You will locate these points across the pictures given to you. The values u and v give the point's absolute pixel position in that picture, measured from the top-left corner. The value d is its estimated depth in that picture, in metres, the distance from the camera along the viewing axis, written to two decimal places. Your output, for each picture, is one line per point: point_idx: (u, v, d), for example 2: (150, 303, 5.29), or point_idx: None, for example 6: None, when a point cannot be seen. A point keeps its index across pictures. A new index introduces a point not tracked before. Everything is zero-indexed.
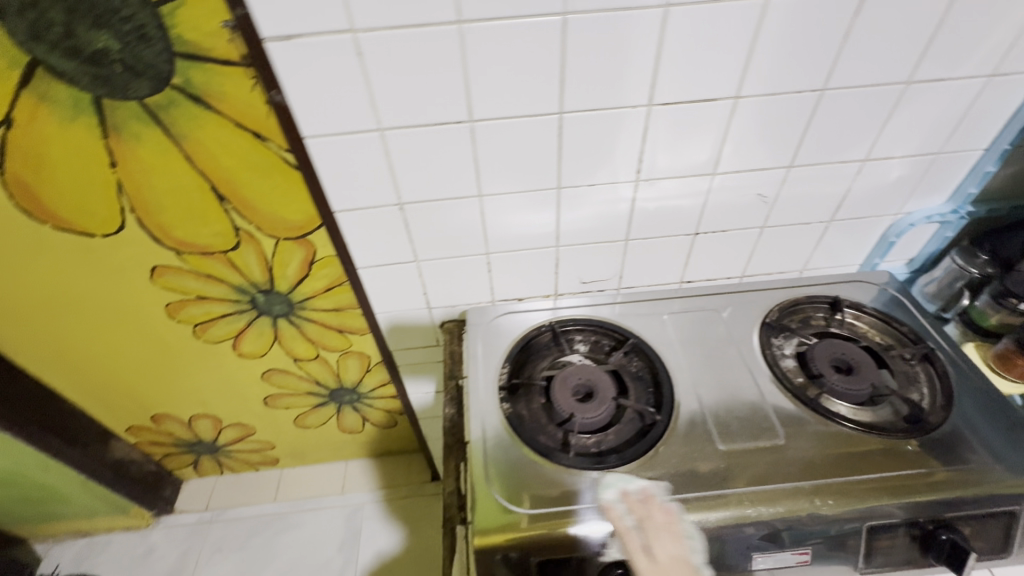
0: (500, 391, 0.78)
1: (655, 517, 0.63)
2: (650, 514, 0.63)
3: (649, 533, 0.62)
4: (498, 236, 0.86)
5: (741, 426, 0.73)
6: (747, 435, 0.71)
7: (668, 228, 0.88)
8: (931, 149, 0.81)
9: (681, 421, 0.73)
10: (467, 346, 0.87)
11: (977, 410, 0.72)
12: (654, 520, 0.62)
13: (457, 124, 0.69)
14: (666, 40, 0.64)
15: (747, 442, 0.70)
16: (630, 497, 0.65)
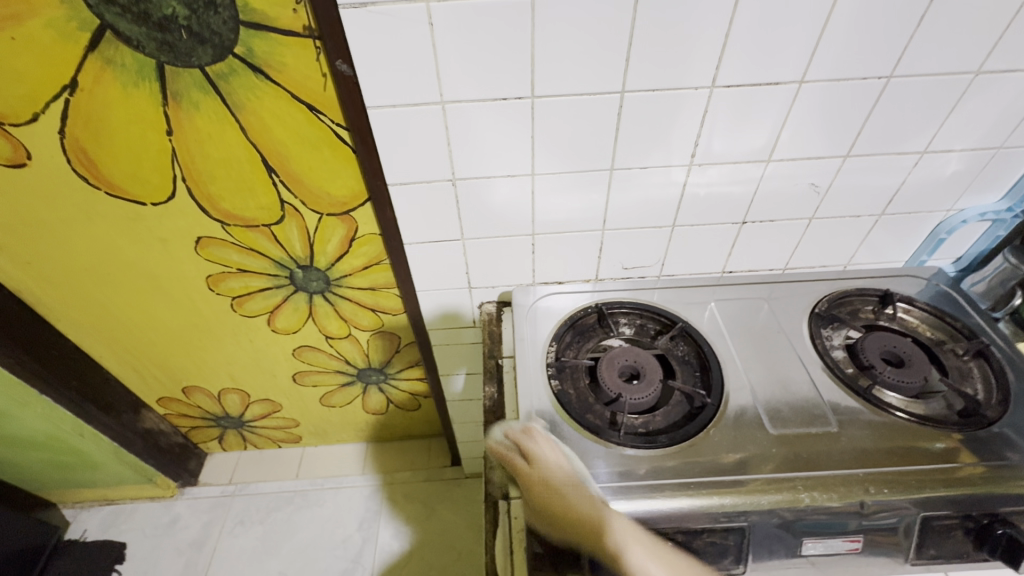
0: (548, 369, 0.78)
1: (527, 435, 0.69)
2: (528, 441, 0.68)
3: (528, 455, 0.67)
4: (546, 217, 0.86)
5: (790, 415, 0.73)
6: (797, 424, 0.72)
7: (716, 215, 0.88)
8: (993, 143, 0.80)
9: (730, 407, 0.74)
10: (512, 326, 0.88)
11: None
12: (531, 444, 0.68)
13: (519, 99, 0.70)
14: (735, 21, 0.64)
15: (796, 428, 0.71)
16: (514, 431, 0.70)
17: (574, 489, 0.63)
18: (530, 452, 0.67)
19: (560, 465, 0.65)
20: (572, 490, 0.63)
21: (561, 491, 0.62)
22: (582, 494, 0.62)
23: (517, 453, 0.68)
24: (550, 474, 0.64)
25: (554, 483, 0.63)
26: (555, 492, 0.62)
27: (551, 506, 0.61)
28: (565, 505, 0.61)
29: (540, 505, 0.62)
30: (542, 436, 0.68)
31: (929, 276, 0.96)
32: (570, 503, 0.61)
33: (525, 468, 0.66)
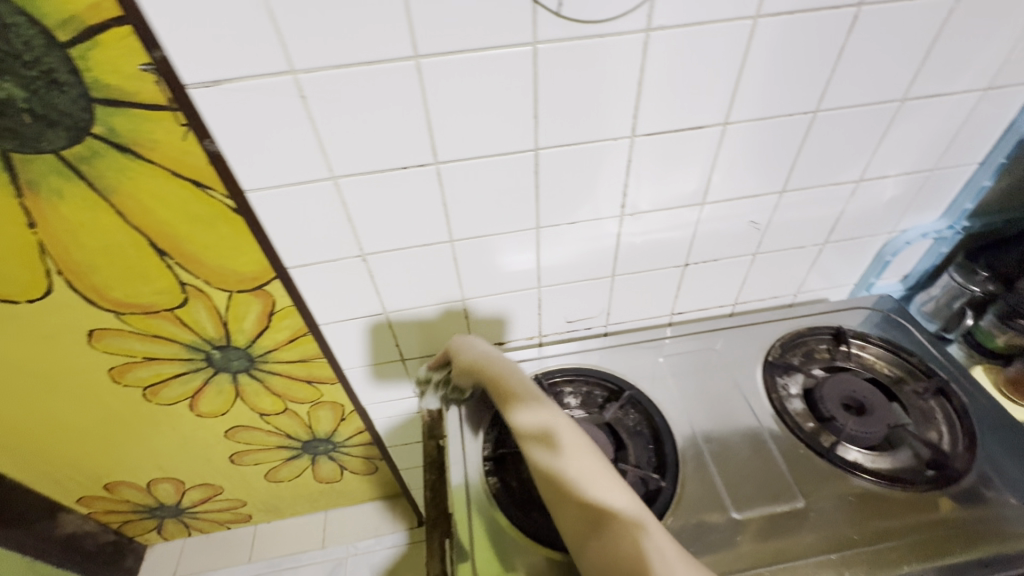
0: (485, 465, 0.69)
1: (489, 351, 0.71)
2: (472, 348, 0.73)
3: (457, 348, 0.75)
4: (474, 281, 0.78)
5: (753, 484, 0.65)
6: (764, 497, 0.64)
7: (656, 260, 0.82)
8: (927, 165, 0.77)
9: (689, 487, 0.65)
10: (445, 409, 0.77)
11: (1001, 451, 0.67)
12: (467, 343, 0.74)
13: (421, 167, 0.62)
14: (648, 68, 0.58)
15: (767, 506, 0.63)
16: (522, 392, 0.64)
17: (572, 460, 0.56)
18: (530, 403, 0.62)
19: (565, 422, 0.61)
20: (572, 456, 0.57)
21: (555, 449, 0.57)
22: (582, 463, 0.56)
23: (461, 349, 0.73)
24: (549, 426, 0.60)
25: (548, 454, 0.57)
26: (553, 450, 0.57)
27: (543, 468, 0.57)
28: (559, 478, 0.56)
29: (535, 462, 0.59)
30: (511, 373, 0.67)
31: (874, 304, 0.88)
32: (567, 478, 0.55)
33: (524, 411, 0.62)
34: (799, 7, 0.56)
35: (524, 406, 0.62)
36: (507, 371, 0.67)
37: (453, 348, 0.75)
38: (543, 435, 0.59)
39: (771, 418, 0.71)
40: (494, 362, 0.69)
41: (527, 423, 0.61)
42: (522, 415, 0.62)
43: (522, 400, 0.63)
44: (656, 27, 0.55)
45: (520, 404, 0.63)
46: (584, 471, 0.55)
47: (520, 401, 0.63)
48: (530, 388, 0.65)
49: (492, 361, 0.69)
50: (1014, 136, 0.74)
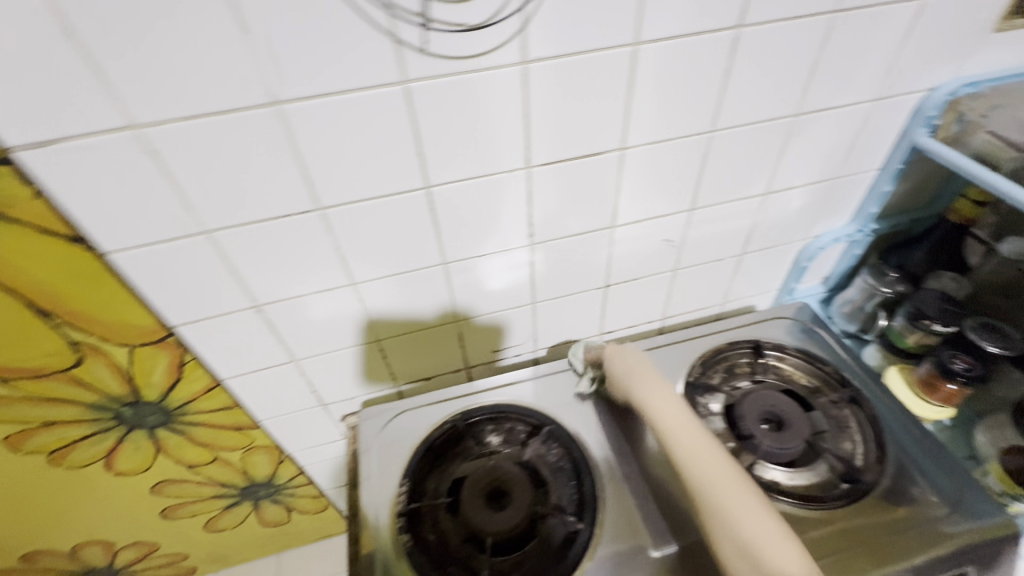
0: (398, 521, 0.63)
1: (641, 367, 0.68)
2: (626, 359, 0.70)
3: (608, 356, 0.73)
4: (386, 321, 0.75)
5: (653, 521, 0.62)
6: (662, 535, 0.61)
7: (576, 284, 0.81)
8: (829, 175, 0.78)
9: (608, 527, 0.62)
10: (359, 463, 0.70)
11: (908, 456, 0.68)
12: (621, 353, 0.72)
13: (304, 214, 0.58)
14: (532, 99, 0.56)
15: (668, 545, 0.60)
16: (679, 427, 0.60)
17: (746, 518, 0.51)
18: (688, 439, 0.58)
19: (729, 464, 0.56)
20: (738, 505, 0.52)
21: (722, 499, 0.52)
22: (756, 523, 0.50)
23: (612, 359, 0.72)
24: (712, 470, 0.55)
25: (720, 508, 0.52)
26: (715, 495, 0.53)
27: (704, 513, 0.54)
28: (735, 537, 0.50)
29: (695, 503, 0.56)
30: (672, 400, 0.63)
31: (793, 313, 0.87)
32: (744, 540, 0.50)
33: (682, 446, 0.58)
34: (677, 32, 0.55)
35: (682, 444, 0.58)
36: (665, 396, 0.63)
37: (607, 357, 0.73)
38: (706, 479, 0.55)
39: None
40: (649, 381, 0.65)
41: (687, 461, 0.57)
42: (678, 451, 0.58)
43: (682, 436, 0.59)
44: (532, 59, 0.53)
45: (678, 441, 0.59)
46: (751, 528, 0.50)
47: (677, 438, 0.59)
48: (688, 420, 0.60)
49: (643, 381, 0.66)
50: (907, 143, 0.75)
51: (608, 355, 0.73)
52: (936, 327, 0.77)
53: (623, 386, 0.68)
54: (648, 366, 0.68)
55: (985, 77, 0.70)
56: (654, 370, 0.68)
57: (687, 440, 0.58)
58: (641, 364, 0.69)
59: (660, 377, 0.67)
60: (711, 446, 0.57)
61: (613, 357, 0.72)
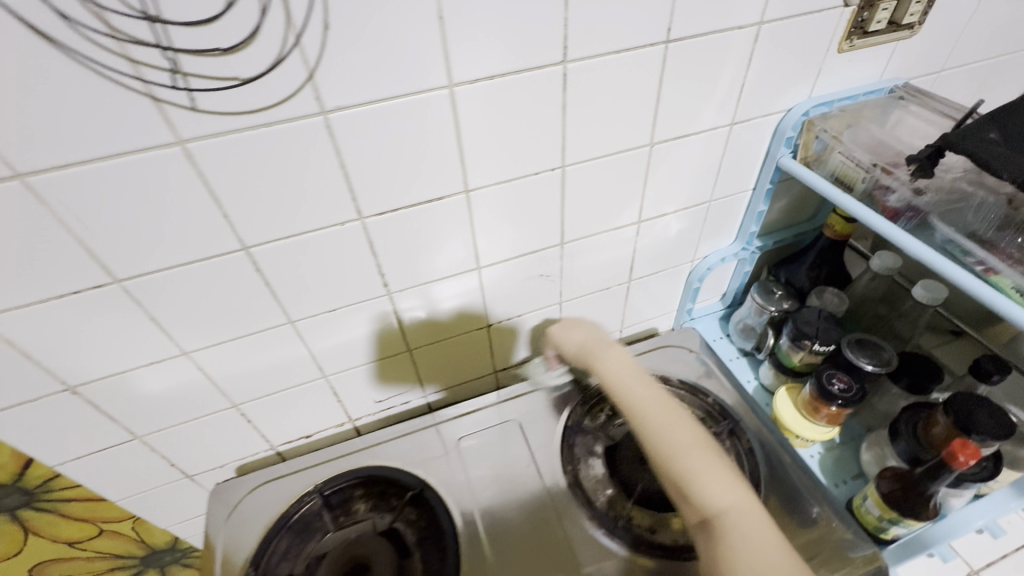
0: None
1: (589, 332, 0.68)
2: (581, 329, 0.69)
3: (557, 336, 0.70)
4: (238, 386, 0.69)
5: (587, 543, 0.62)
6: (615, 536, 0.62)
7: (453, 328, 0.76)
8: (702, 199, 0.77)
9: None
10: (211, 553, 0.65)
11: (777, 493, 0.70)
12: (578, 327, 0.69)
13: (99, 287, 0.52)
14: (344, 150, 0.51)
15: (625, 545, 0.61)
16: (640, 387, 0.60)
17: (688, 452, 0.53)
18: (647, 397, 0.59)
19: (686, 418, 0.57)
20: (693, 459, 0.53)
21: (668, 438, 0.55)
22: (694, 458, 0.53)
23: (561, 333, 0.69)
24: (669, 424, 0.56)
25: (662, 442, 0.55)
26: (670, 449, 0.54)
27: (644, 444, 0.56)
28: (675, 470, 0.53)
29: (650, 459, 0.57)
30: (618, 352, 0.64)
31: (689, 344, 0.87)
32: (685, 474, 0.52)
33: (643, 405, 0.58)
34: (494, 71, 0.51)
35: (643, 403, 0.58)
36: (623, 359, 0.63)
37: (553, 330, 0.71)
38: (664, 434, 0.55)
39: (563, 491, 0.67)
40: (605, 351, 0.64)
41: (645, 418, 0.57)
42: (637, 409, 0.58)
43: (641, 397, 0.59)
44: (331, 110, 0.48)
45: (640, 400, 0.59)
46: (694, 463, 0.52)
47: (637, 398, 0.59)
48: (646, 380, 0.61)
49: (597, 346, 0.65)
50: (772, 164, 0.74)
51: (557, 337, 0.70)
52: (817, 347, 0.77)
53: (578, 356, 0.67)
54: (602, 335, 0.67)
55: (837, 97, 0.70)
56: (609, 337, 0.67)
57: (646, 399, 0.59)
58: (595, 332, 0.68)
59: (614, 343, 0.66)
60: (668, 403, 0.58)
61: (563, 331, 0.69)
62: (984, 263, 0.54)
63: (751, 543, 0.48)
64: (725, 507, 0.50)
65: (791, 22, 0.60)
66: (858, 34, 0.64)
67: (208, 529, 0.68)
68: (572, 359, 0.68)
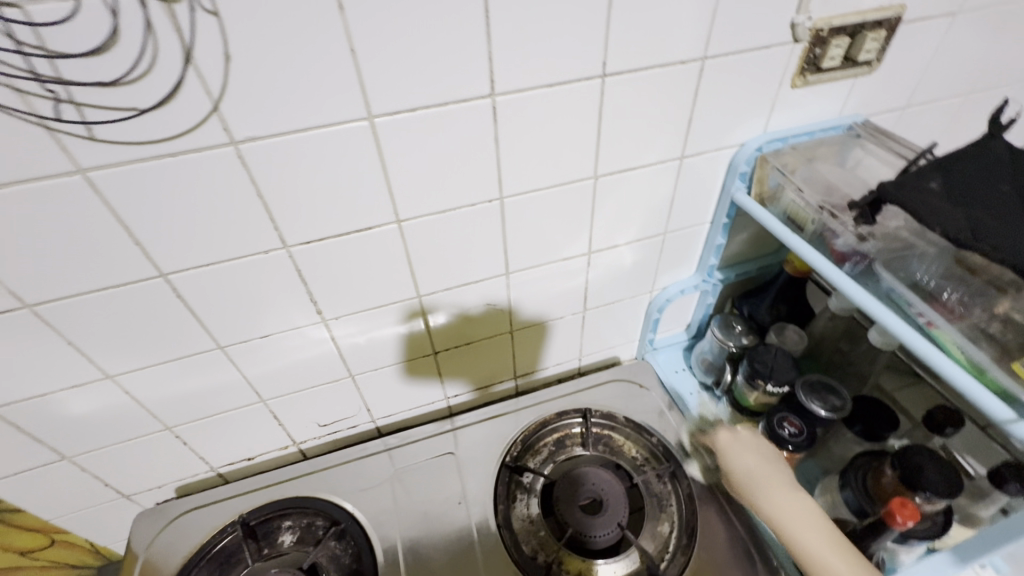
0: None
1: (764, 462, 0.63)
2: (748, 446, 0.66)
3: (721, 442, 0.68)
4: (169, 409, 0.67)
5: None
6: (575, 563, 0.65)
7: (395, 356, 0.74)
8: (657, 231, 0.74)
9: None
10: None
11: (717, 539, 0.67)
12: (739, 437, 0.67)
13: (7, 312, 0.51)
14: (260, 181, 0.50)
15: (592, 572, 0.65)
16: (803, 528, 0.56)
17: None
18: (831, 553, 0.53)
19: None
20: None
21: None
22: None
23: (729, 453, 0.66)
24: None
25: None
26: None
27: None
28: None
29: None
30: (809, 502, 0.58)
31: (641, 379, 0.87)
32: None
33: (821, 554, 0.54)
34: (416, 103, 0.50)
35: (820, 552, 0.54)
36: (792, 491, 0.59)
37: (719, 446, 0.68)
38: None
39: (492, 535, 0.68)
40: (788, 489, 0.59)
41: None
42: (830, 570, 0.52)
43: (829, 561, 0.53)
44: (242, 141, 0.47)
45: (815, 548, 0.54)
46: None
47: (807, 544, 0.55)
48: (827, 529, 0.55)
49: (775, 488, 0.60)
50: (728, 198, 0.72)
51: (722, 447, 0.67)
52: (771, 387, 0.74)
53: (742, 484, 0.63)
54: (777, 465, 0.63)
55: (792, 132, 0.67)
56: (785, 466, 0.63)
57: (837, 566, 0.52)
58: (768, 456, 0.64)
59: (791, 480, 0.61)
60: None
61: (730, 449, 0.66)
62: (924, 315, 0.52)
63: None
64: None
65: (738, 58, 0.58)
66: (812, 70, 0.62)
67: (148, 546, 0.72)
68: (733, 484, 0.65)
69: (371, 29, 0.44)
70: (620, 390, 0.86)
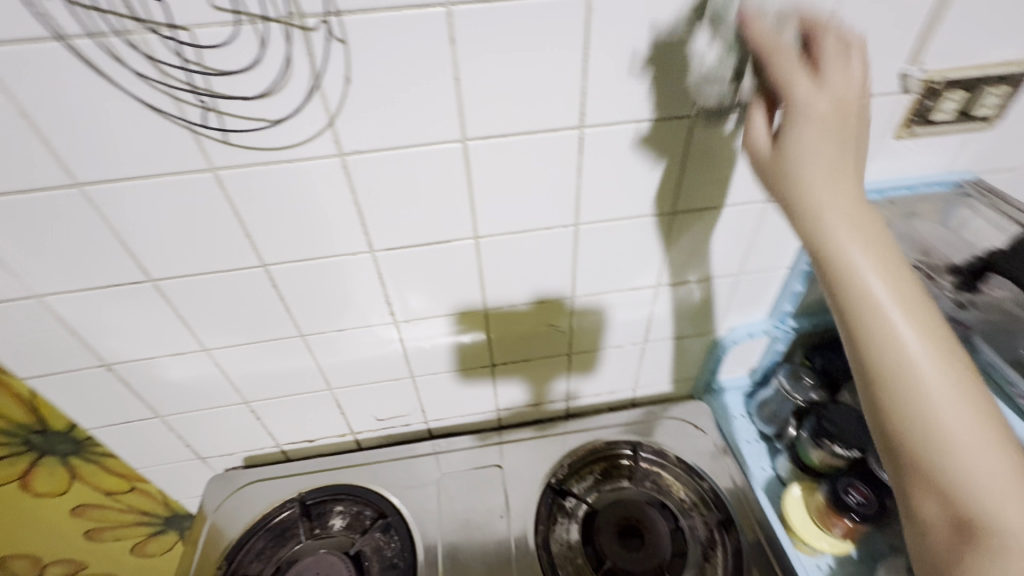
0: None
1: (844, 145, 0.41)
2: (848, 76, 0.43)
3: (797, 89, 0.42)
4: (250, 385, 0.74)
5: None
6: None
7: (454, 363, 0.77)
8: (730, 271, 0.73)
9: None
10: (200, 545, 0.74)
11: None
12: (843, 79, 0.42)
13: (135, 284, 0.58)
14: (359, 190, 0.54)
15: None
16: (886, 289, 0.42)
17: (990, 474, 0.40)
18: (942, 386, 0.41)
19: (983, 413, 0.41)
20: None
21: (952, 454, 0.40)
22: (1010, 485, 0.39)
23: (795, 152, 0.42)
24: (949, 392, 0.41)
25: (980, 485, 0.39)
26: (928, 417, 0.41)
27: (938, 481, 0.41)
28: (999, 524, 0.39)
29: (920, 492, 0.42)
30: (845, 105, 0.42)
31: (697, 419, 0.85)
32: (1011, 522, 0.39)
33: (912, 362, 0.41)
34: (507, 130, 0.52)
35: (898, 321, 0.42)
36: (900, 278, 0.42)
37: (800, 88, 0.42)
38: (915, 362, 0.41)
39: (530, 554, 0.69)
40: (861, 188, 0.42)
41: (899, 349, 0.42)
42: (930, 406, 0.41)
43: (890, 318, 0.42)
44: (349, 153, 0.51)
45: (890, 342, 0.42)
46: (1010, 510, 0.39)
47: (878, 293, 0.41)
48: (927, 319, 0.42)
49: (834, 180, 0.41)
50: None
51: (785, 68, 0.43)
52: (840, 449, 0.69)
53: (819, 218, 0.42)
54: (856, 185, 0.42)
55: (891, 185, 0.65)
56: (858, 171, 0.43)
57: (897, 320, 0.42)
58: (847, 143, 0.42)
59: (871, 211, 0.42)
60: (960, 368, 0.42)
61: (809, 111, 0.41)
62: None
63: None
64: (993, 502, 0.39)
65: None
66: (920, 122, 0.59)
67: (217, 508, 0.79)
68: (761, 155, 0.44)
69: (476, 60, 0.47)
70: (673, 428, 0.83)
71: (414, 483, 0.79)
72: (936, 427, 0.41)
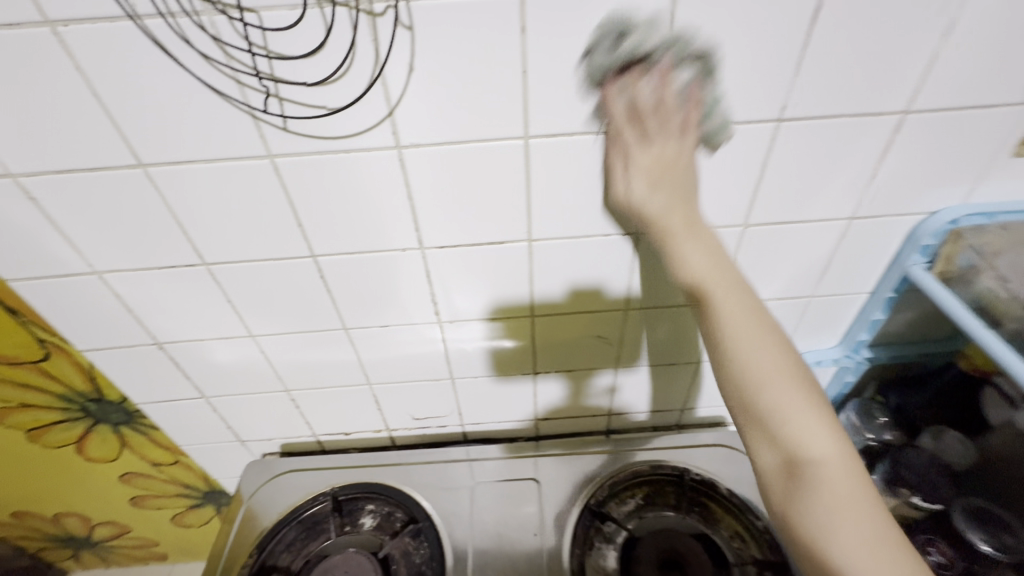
0: None
1: (674, 167, 0.46)
2: (673, 136, 0.47)
3: (629, 145, 0.47)
4: (292, 374, 0.73)
5: None
6: None
7: (495, 368, 0.74)
8: (802, 293, 0.66)
9: None
10: (234, 526, 0.75)
11: None
12: (669, 142, 0.46)
13: (190, 267, 0.59)
14: (413, 184, 0.52)
15: None
16: (704, 261, 0.44)
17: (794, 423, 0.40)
18: (770, 367, 0.41)
19: (796, 375, 0.41)
20: (849, 549, 0.36)
21: (768, 401, 0.40)
22: (803, 424, 0.40)
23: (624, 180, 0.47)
24: (755, 347, 0.42)
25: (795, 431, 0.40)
26: (757, 376, 0.41)
27: (754, 429, 0.41)
28: (814, 468, 0.39)
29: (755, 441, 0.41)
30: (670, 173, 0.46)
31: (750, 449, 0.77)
32: (824, 465, 0.38)
33: (738, 338, 0.42)
34: (573, 128, 0.49)
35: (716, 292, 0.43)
36: (719, 265, 0.44)
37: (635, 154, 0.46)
38: (730, 327, 0.42)
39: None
40: (692, 223, 0.45)
41: (721, 320, 0.43)
42: (749, 376, 0.41)
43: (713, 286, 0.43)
44: (406, 146, 0.49)
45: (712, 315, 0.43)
46: (813, 448, 0.39)
47: (695, 267, 0.44)
48: (761, 314, 0.43)
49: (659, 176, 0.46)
50: (898, 271, 0.62)
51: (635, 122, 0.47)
52: None
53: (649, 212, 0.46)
54: (679, 172, 0.46)
55: (1001, 208, 0.57)
56: (685, 168, 0.47)
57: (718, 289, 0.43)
58: (675, 182, 0.46)
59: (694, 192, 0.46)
60: (766, 331, 0.42)
61: (634, 158, 0.46)
62: None
63: (840, 497, 0.38)
64: (814, 449, 0.39)
65: (947, 115, 0.50)
66: None
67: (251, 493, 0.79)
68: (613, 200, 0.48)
69: (546, 51, 0.44)
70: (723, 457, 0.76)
71: (446, 487, 0.76)
72: (767, 408, 0.40)
